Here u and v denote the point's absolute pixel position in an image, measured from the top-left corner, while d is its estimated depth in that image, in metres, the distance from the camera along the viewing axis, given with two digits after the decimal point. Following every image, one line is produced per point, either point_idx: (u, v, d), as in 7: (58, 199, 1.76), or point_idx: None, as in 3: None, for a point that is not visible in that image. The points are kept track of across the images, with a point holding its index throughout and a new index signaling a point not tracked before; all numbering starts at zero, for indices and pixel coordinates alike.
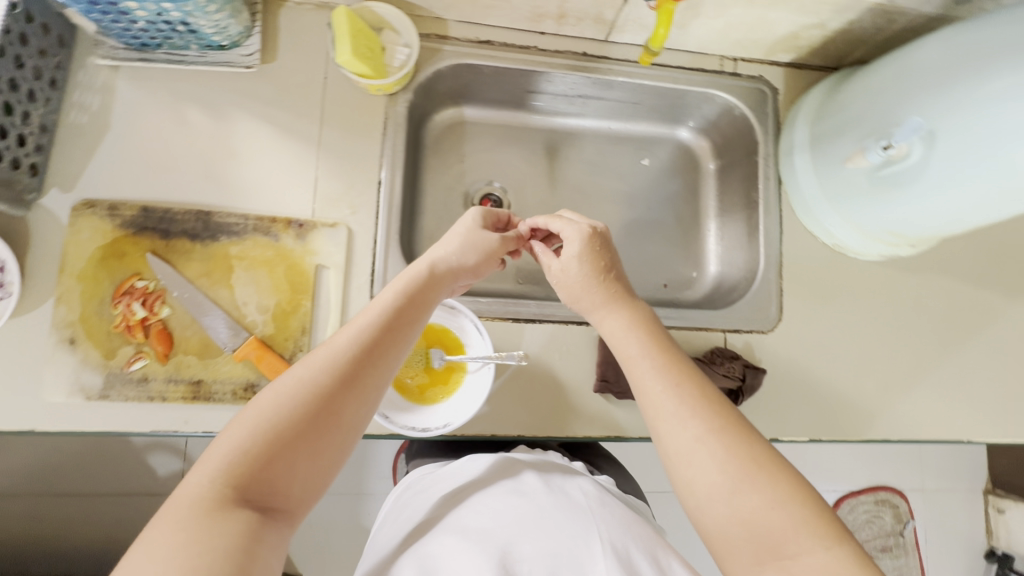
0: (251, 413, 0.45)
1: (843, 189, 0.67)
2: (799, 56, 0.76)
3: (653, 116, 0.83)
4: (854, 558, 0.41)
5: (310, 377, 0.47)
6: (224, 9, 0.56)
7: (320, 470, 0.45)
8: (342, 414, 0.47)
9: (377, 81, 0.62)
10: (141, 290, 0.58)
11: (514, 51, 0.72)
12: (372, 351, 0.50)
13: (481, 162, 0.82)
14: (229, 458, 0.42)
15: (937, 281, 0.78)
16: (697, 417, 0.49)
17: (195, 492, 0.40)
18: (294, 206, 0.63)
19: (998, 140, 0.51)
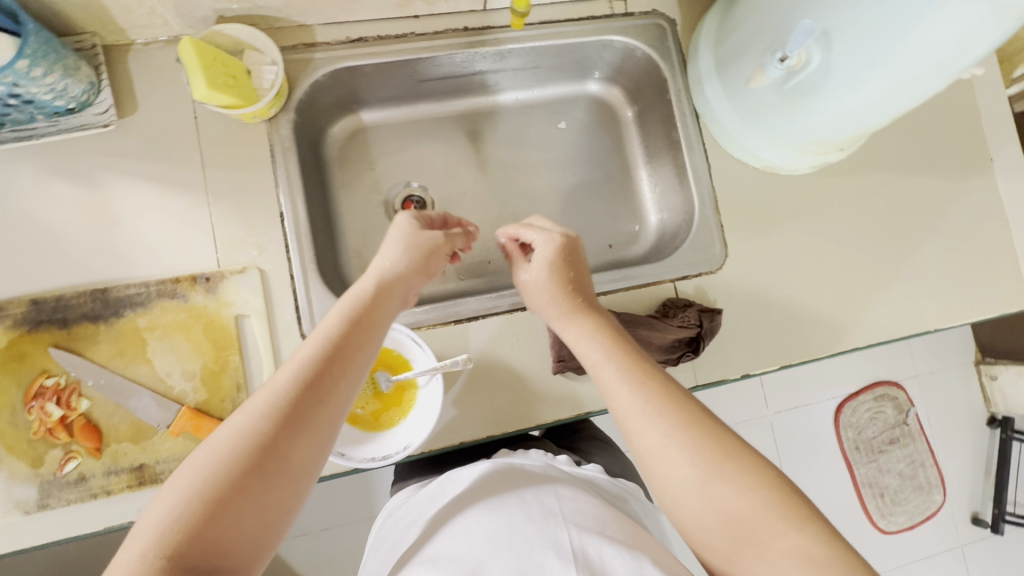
0: (187, 472, 0.41)
1: (758, 110, 0.65)
2: None
3: (558, 77, 0.80)
4: (822, 537, 0.40)
5: (250, 422, 0.43)
6: (54, 70, 0.51)
7: (269, 522, 0.42)
8: (289, 458, 0.43)
9: (248, 109, 0.58)
10: (53, 388, 0.54)
11: (391, 42, 0.67)
12: (318, 385, 0.46)
13: (393, 166, 0.78)
14: (162, 529, 0.38)
15: (875, 179, 0.76)
16: (665, 414, 0.47)
17: (127, 570, 0.36)
18: (196, 260, 0.59)
19: (893, 26, 0.49)
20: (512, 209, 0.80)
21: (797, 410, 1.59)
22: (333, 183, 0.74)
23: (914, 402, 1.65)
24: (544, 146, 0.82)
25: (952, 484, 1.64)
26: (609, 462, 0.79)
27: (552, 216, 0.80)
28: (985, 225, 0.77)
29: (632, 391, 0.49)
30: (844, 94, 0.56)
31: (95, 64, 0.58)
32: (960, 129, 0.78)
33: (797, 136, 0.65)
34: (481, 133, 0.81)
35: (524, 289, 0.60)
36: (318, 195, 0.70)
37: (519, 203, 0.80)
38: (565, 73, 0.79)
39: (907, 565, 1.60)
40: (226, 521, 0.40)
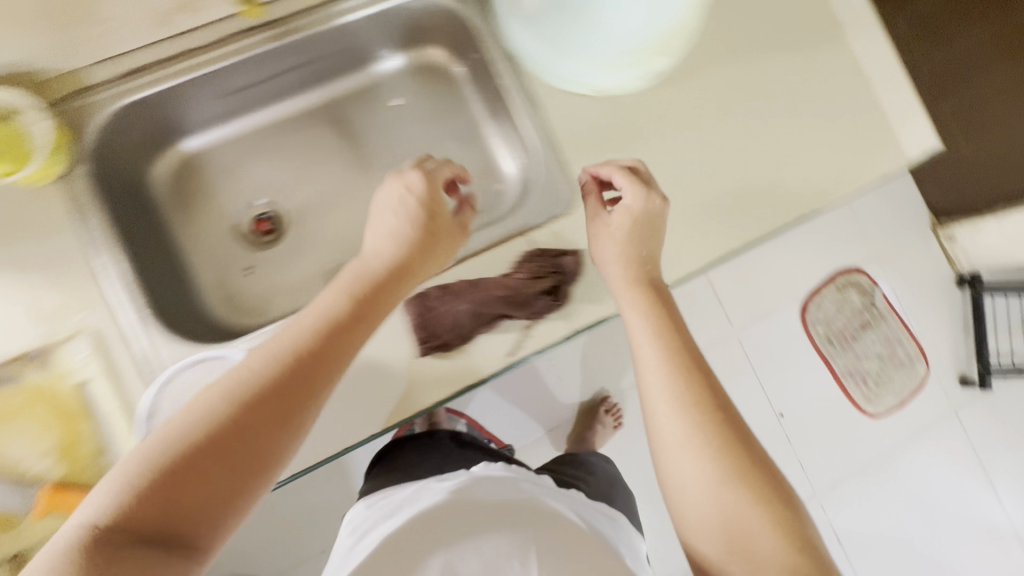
0: (152, 448, 0.42)
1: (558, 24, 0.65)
2: None
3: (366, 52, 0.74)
4: (798, 546, 0.45)
5: (223, 406, 0.44)
6: None
7: (230, 506, 0.42)
8: (261, 449, 0.43)
9: (21, 173, 0.57)
10: None
11: (169, 62, 0.65)
12: (300, 377, 0.46)
13: (231, 186, 0.75)
14: (121, 501, 0.39)
15: (723, 71, 0.72)
16: (698, 411, 0.51)
17: (79, 539, 0.38)
18: (21, 340, 0.57)
19: None
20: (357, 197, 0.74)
21: (764, 320, 1.56)
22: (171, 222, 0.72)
23: (880, 282, 1.62)
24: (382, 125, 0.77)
25: (933, 352, 1.63)
26: (604, 485, 0.91)
27: None
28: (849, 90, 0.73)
29: (683, 391, 0.52)
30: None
31: None
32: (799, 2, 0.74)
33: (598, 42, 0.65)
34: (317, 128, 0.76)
35: (593, 240, 0.61)
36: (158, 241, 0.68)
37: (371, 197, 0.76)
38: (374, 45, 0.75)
39: (906, 442, 1.60)
40: (180, 501, 0.40)
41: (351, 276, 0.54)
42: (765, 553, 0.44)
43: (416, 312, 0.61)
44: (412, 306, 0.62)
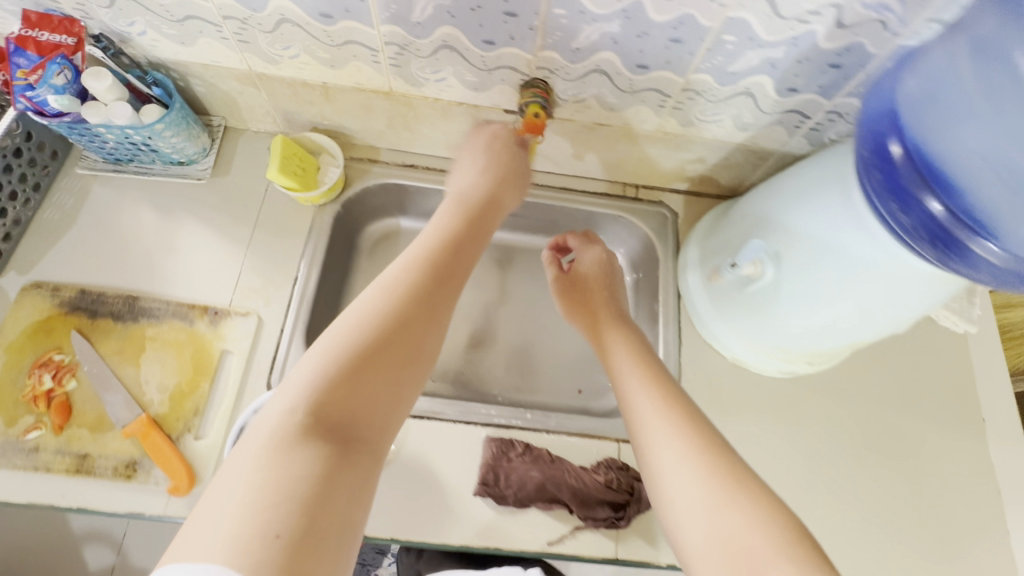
0: (302, 368, 0.44)
1: (716, 246, 0.71)
2: (703, 158, 0.75)
3: (634, 21, 0.52)
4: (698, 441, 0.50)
5: (343, 336, 0.45)
6: (181, 135, 0.69)
7: (383, 427, 0.44)
8: (422, 334, 0.48)
9: (304, 194, 0.72)
10: (56, 363, 0.63)
11: (435, 174, 0.81)
12: (435, 294, 0.50)
13: (388, 259, 0.87)
14: (309, 386, 0.42)
15: (867, 415, 0.76)
16: (682, 437, 0.51)
17: (278, 424, 0.40)
18: (183, 290, 0.69)
19: (798, 306, 0.60)
20: (376, 57, 0.61)
21: None
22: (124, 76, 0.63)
23: None
24: (503, 59, 0.59)
25: None
26: None
27: (533, 365, 0.84)
28: (962, 452, 0.75)
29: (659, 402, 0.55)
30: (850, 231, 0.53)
31: (63, 170, 0.72)
32: (934, 362, 0.78)
33: (697, 280, 0.74)
34: (387, 93, 0.68)
35: None
36: (331, 254, 0.78)
37: (331, 9, 0.55)
38: (538, 29, 0.55)
39: None
40: (381, 421, 0.44)
41: (453, 200, 0.60)
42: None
43: (528, 492, 0.64)
44: (520, 479, 0.64)
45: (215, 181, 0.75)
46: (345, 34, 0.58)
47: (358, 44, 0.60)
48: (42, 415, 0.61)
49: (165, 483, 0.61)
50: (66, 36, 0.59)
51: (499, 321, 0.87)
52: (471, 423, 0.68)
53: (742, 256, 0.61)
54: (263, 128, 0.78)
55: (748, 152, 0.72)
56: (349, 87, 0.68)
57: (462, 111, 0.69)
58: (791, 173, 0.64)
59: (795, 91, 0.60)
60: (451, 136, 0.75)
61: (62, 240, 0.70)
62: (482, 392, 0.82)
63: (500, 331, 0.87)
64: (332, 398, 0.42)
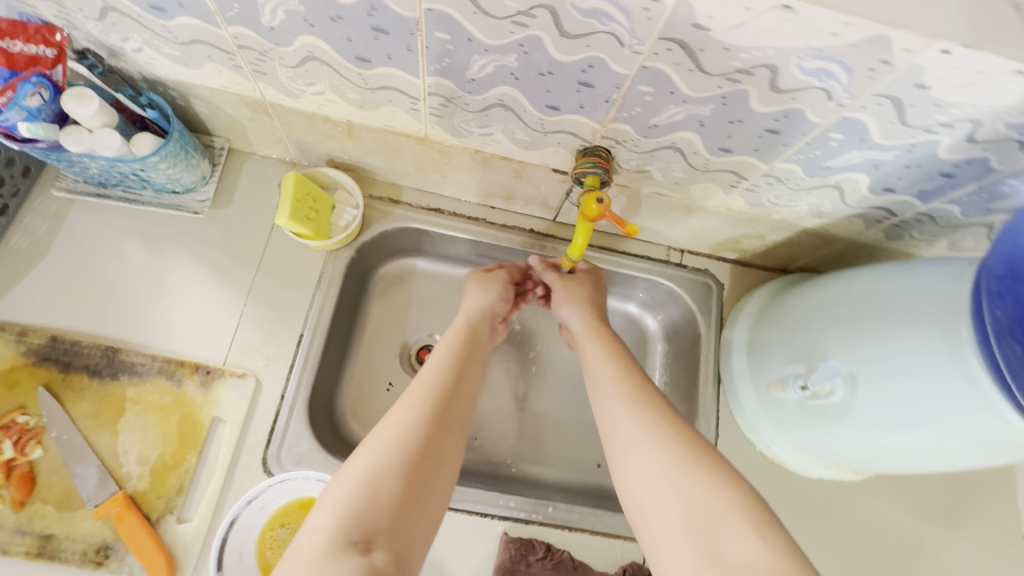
0: (341, 477, 0.42)
1: (772, 339, 0.65)
2: (763, 234, 0.68)
3: (730, 107, 0.45)
4: (661, 416, 0.48)
5: (384, 446, 0.44)
6: (177, 165, 0.59)
7: (416, 542, 0.41)
8: (449, 442, 0.47)
9: (317, 242, 0.64)
10: (19, 425, 0.55)
11: (462, 220, 0.72)
12: (453, 399, 0.51)
13: (401, 305, 0.79)
14: (350, 496, 0.40)
15: None
16: (642, 413, 0.48)
17: (319, 539, 0.38)
18: (172, 341, 0.61)
19: (867, 433, 0.54)
20: (415, 104, 0.53)
21: None
22: (112, 96, 0.53)
23: None
24: (564, 124, 0.51)
25: None
26: None
27: (553, 433, 0.78)
28: None
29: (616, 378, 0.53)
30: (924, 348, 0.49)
31: (37, 189, 0.63)
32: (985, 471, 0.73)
33: (744, 369, 0.68)
34: (421, 138, 0.59)
35: None
36: (342, 303, 0.70)
37: (369, 53, 0.46)
38: (615, 102, 0.46)
39: None
40: (418, 531, 0.42)
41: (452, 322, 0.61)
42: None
43: None
44: None
45: (214, 214, 0.66)
46: (382, 78, 0.49)
47: (395, 89, 0.51)
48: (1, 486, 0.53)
49: (140, 574, 0.53)
50: (44, 48, 0.49)
51: (519, 380, 0.80)
52: (488, 516, 0.61)
53: (813, 377, 0.57)
54: (273, 154, 0.69)
55: (815, 235, 0.65)
56: (377, 128, 0.59)
57: (504, 165, 0.61)
58: (870, 276, 0.57)
59: (891, 191, 0.53)
60: (486, 184, 0.67)
61: (32, 274, 0.61)
62: (495, 460, 0.75)
63: (519, 393, 0.80)
64: (372, 510, 0.40)
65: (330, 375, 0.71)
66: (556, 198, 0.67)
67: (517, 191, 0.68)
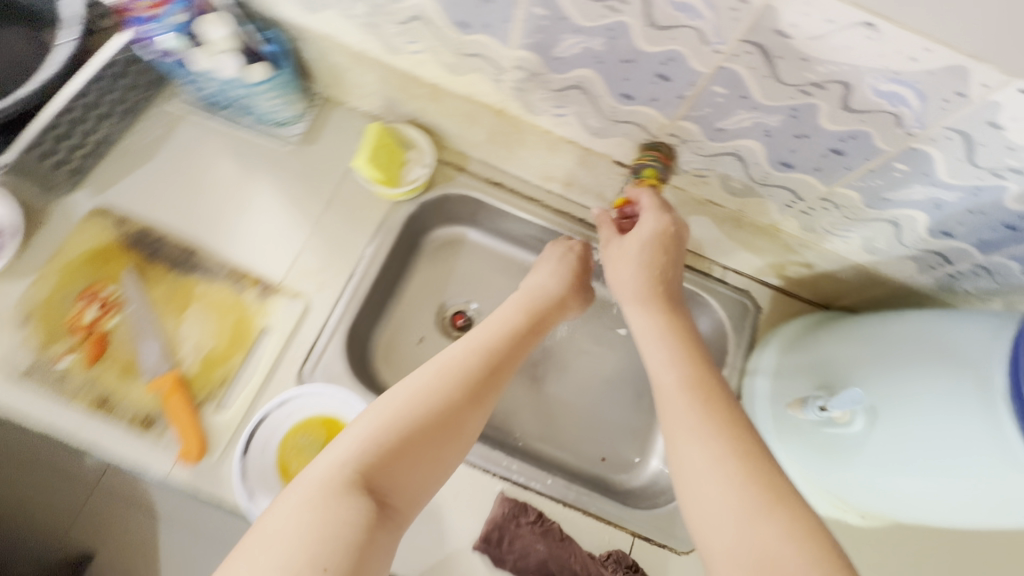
0: (363, 426, 0.46)
1: (803, 364, 0.65)
2: (810, 264, 0.68)
3: (799, 121, 0.46)
4: (744, 448, 0.45)
5: (405, 408, 0.48)
6: (279, 98, 0.66)
7: (412, 499, 0.46)
8: (469, 420, 0.51)
9: (384, 188, 0.70)
10: (104, 296, 0.63)
11: (519, 198, 0.76)
12: (486, 380, 0.53)
13: (446, 268, 0.83)
14: (364, 445, 0.45)
15: None
16: (721, 437, 0.46)
17: (330, 473, 0.43)
18: (242, 253, 0.67)
19: (878, 467, 0.54)
20: (500, 75, 0.57)
21: None
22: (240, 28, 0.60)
23: None
24: (635, 115, 0.54)
25: None
26: None
27: (565, 419, 0.80)
28: None
29: (690, 392, 0.50)
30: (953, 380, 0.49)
31: (158, 100, 0.71)
32: None
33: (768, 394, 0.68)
34: (498, 110, 0.63)
35: None
36: (395, 252, 0.75)
37: (470, 20, 0.51)
38: (687, 99, 0.49)
39: None
40: (416, 492, 0.46)
41: (524, 295, 0.65)
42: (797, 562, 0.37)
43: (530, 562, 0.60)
44: (524, 548, 0.60)
45: (300, 150, 0.72)
46: (476, 46, 0.54)
47: (485, 58, 0.55)
48: (79, 344, 0.61)
49: (177, 447, 0.59)
50: None
51: (542, 362, 0.83)
52: (489, 474, 0.64)
53: (835, 403, 0.56)
54: (360, 107, 0.75)
55: (864, 273, 0.65)
56: (460, 94, 0.63)
57: (570, 149, 0.64)
58: (915, 318, 0.57)
59: (949, 236, 0.52)
60: (548, 167, 0.70)
61: (140, 172, 0.69)
62: (505, 431, 0.78)
63: (540, 373, 0.82)
64: (382, 463, 0.44)
65: (370, 317, 0.76)
66: (613, 191, 0.70)
67: (576, 178, 0.71)
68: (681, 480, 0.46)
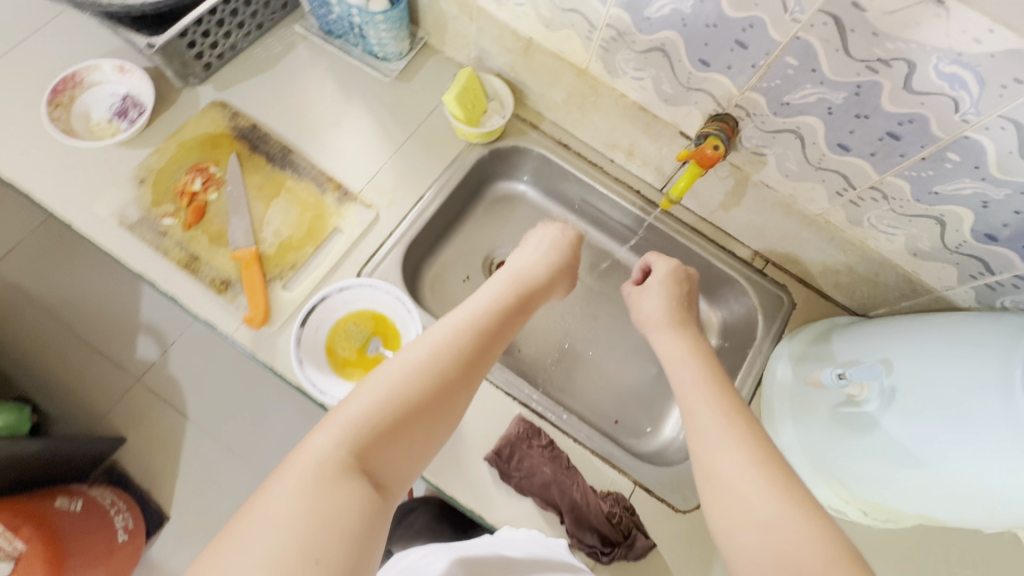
0: (355, 406, 0.43)
1: (832, 352, 0.67)
2: (850, 265, 0.70)
3: (862, 100, 0.50)
4: (769, 457, 0.45)
5: (397, 388, 0.45)
6: (390, 32, 0.74)
7: (404, 479, 0.44)
8: (458, 399, 0.49)
9: (462, 125, 0.76)
10: (209, 174, 0.71)
11: (583, 162, 0.82)
12: (477, 359, 0.51)
13: (500, 220, 0.89)
14: (356, 426, 0.42)
15: None
16: (744, 447, 0.46)
17: (320, 455, 0.40)
18: (330, 162, 0.75)
19: (891, 445, 0.55)
20: (591, 33, 0.63)
21: None
22: None
23: None
24: (708, 83, 0.59)
25: None
26: None
27: (586, 377, 0.84)
28: None
29: (709, 404, 0.51)
30: (979, 412, 0.48)
31: (284, 22, 0.81)
32: None
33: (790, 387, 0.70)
34: (581, 69, 0.69)
35: None
36: (460, 190, 0.81)
37: None
38: (760, 69, 0.54)
39: None
40: (408, 470, 0.44)
41: (512, 277, 0.64)
42: (816, 564, 0.37)
43: (534, 480, 0.64)
44: (531, 466, 0.64)
45: (396, 84, 0.80)
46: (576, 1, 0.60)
47: (581, 14, 0.62)
48: (181, 209, 0.70)
49: (244, 312, 0.66)
50: None
51: (574, 322, 0.87)
52: (510, 397, 0.69)
53: (854, 377, 0.60)
54: (454, 57, 0.82)
55: (903, 280, 0.67)
56: (550, 50, 0.70)
57: (640, 115, 0.70)
58: (947, 318, 0.58)
59: (992, 240, 0.54)
60: (615, 134, 0.76)
61: (258, 78, 0.78)
62: (528, 376, 0.82)
63: (570, 332, 0.86)
64: (374, 442, 0.42)
65: (426, 246, 0.82)
66: (671, 166, 0.75)
67: (639, 149, 0.76)
68: (708, 486, 0.46)
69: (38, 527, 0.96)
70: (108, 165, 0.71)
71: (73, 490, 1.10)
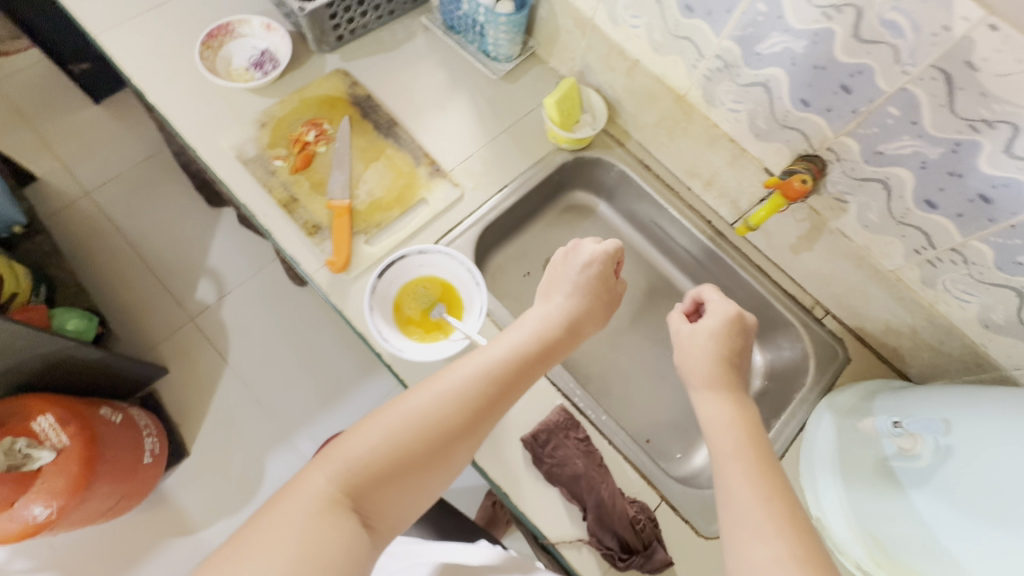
0: (355, 446, 0.45)
1: (893, 409, 0.66)
2: (915, 328, 0.70)
3: (959, 158, 0.52)
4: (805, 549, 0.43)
5: (397, 434, 0.46)
6: (508, 35, 0.81)
7: (395, 522, 0.45)
8: (461, 448, 0.48)
9: (556, 128, 0.81)
10: (322, 129, 0.78)
11: (660, 185, 0.85)
12: (488, 408, 0.50)
13: (569, 226, 0.93)
14: (351, 467, 0.44)
15: None
16: (782, 538, 0.44)
17: (315, 489, 0.42)
18: (428, 140, 0.81)
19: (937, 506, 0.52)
20: (698, 61, 0.67)
21: None
22: None
23: None
24: (804, 122, 0.62)
25: None
26: None
27: (625, 391, 0.85)
28: None
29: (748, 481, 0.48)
30: None
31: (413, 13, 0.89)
32: None
33: (841, 448, 0.68)
34: (679, 95, 0.73)
35: None
36: (539, 189, 0.86)
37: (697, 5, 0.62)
38: (860, 115, 0.57)
39: None
40: (398, 512, 0.45)
41: (545, 314, 0.60)
42: None
43: (564, 469, 0.64)
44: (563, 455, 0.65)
45: (501, 83, 0.87)
46: (690, 30, 0.65)
47: (692, 43, 0.66)
48: (291, 155, 0.76)
49: (327, 255, 0.72)
50: None
51: (622, 336, 0.89)
52: (554, 387, 0.71)
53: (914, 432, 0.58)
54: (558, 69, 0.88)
55: (969, 352, 0.66)
56: (653, 73, 0.74)
57: (727, 146, 0.73)
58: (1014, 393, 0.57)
59: None
60: (698, 162, 0.79)
61: (380, 56, 0.86)
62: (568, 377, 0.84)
63: (616, 345, 0.88)
64: (368, 485, 0.44)
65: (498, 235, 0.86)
66: (748, 201, 0.77)
67: (719, 180, 0.78)
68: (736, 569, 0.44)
69: (83, 427, 1.01)
70: (238, 106, 0.79)
71: (116, 404, 1.16)
